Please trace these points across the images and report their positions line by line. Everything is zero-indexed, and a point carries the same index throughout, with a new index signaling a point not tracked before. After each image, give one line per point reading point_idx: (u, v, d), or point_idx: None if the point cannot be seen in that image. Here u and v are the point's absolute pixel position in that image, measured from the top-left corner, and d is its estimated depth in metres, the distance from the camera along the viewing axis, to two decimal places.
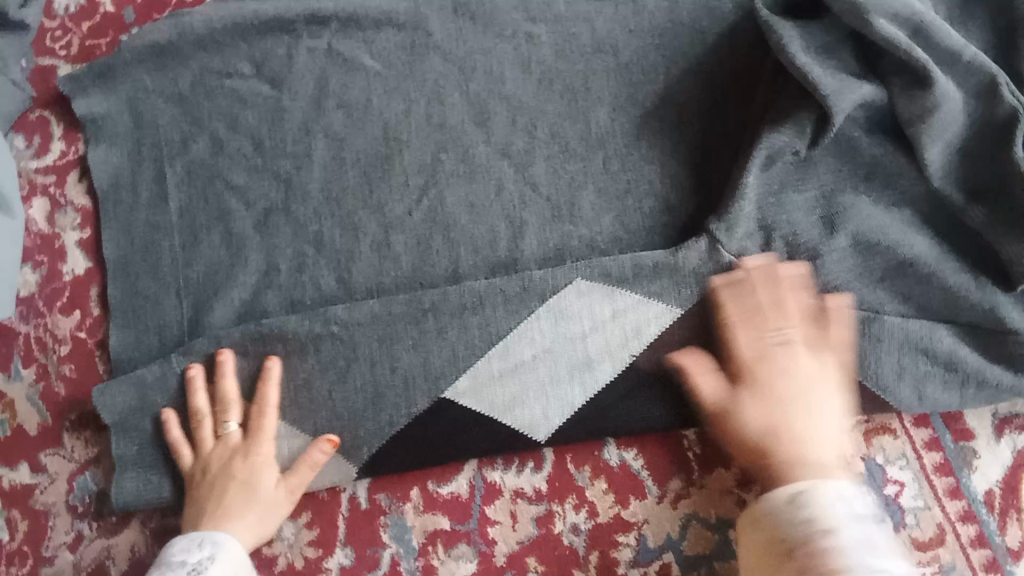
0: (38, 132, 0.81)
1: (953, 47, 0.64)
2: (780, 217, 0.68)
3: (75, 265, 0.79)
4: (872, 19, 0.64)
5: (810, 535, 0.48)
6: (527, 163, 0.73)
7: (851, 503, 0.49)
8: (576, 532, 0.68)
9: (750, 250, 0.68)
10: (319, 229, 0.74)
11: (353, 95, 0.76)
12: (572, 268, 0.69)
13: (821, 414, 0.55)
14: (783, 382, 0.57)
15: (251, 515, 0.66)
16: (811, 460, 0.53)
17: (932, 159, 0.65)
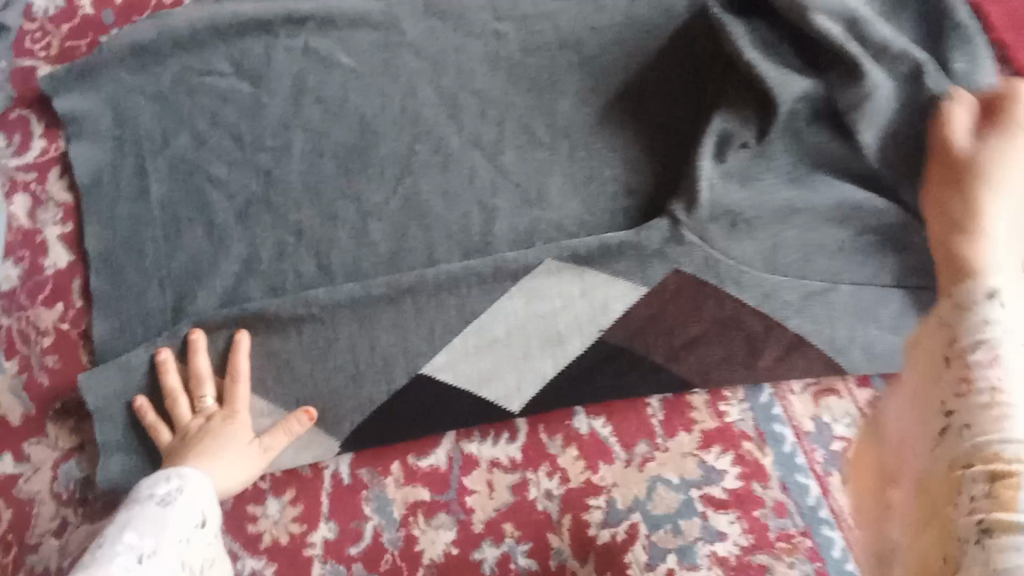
0: (19, 130, 0.83)
1: (881, 43, 0.71)
2: (729, 196, 0.73)
3: (57, 259, 0.81)
4: (809, 15, 0.71)
5: (982, 362, 0.38)
6: (497, 153, 0.77)
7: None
8: (550, 497, 0.72)
9: (709, 231, 0.73)
10: (298, 219, 0.78)
11: (330, 92, 0.80)
12: (542, 249, 0.74)
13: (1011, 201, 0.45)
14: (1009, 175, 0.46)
15: (224, 469, 0.68)
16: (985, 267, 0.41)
17: (866, 142, 0.71)
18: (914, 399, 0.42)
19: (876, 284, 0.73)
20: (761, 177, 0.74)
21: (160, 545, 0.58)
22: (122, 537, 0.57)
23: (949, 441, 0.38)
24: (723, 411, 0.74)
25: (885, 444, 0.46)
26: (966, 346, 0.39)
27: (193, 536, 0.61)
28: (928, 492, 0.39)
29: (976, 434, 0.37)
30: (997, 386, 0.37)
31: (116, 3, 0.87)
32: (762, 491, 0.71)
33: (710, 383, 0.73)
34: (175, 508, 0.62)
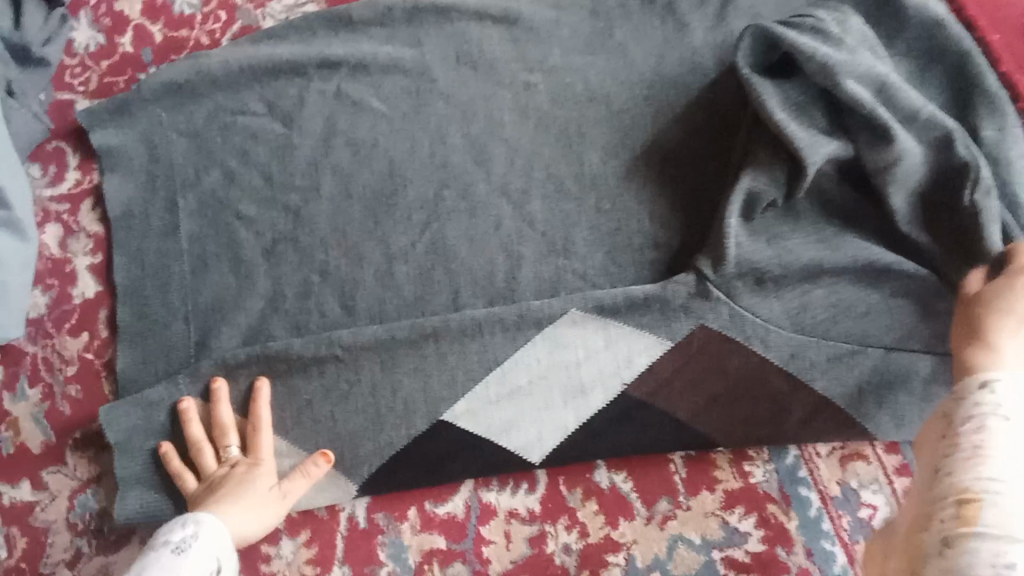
0: (54, 161, 0.85)
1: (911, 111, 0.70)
2: (758, 252, 0.72)
3: (85, 288, 0.82)
4: (839, 81, 0.70)
5: (972, 433, 0.52)
6: (525, 201, 0.78)
7: None
8: (568, 552, 0.71)
9: (735, 287, 0.72)
10: (324, 260, 0.78)
11: (360, 135, 0.81)
12: (567, 299, 0.74)
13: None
14: None
15: (244, 514, 0.68)
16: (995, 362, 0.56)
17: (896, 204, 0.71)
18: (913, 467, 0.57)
19: (907, 346, 0.71)
20: (789, 235, 0.74)
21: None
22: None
23: (924, 483, 0.53)
24: (748, 472, 0.73)
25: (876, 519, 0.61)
26: (964, 418, 0.53)
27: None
28: (903, 508, 0.55)
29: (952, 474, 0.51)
30: (976, 453, 0.50)
31: (155, 41, 0.88)
32: (786, 557, 0.69)
33: (733, 440, 0.72)
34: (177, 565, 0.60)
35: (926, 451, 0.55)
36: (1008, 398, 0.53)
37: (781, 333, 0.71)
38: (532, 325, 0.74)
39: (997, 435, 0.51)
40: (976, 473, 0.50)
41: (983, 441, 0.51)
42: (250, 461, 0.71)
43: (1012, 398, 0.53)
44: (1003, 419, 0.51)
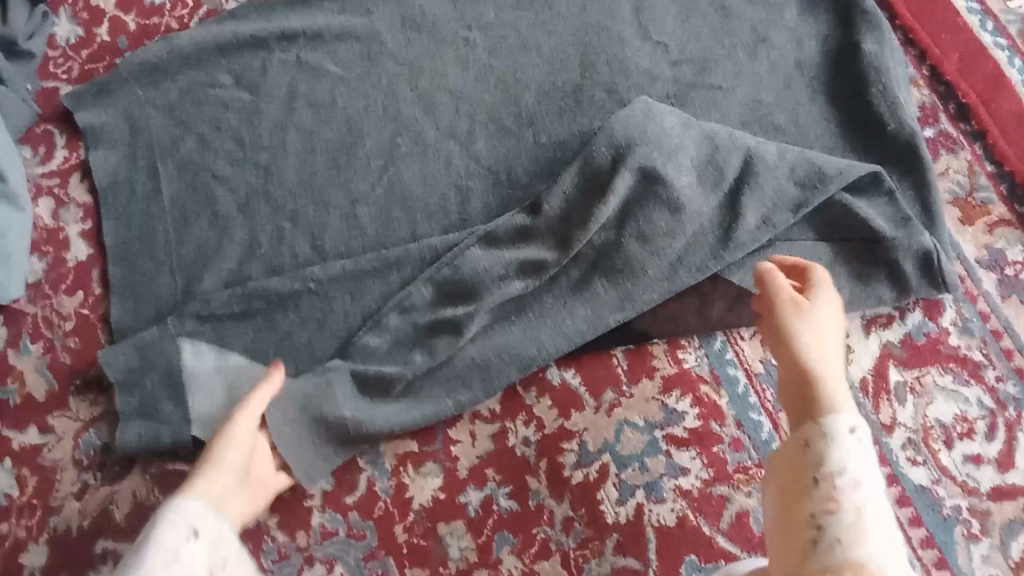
0: (43, 143, 0.93)
1: (505, 225, 0.81)
2: (709, 192, 0.80)
3: (78, 252, 0.90)
4: (530, 235, 0.81)
5: (838, 484, 0.56)
6: (470, 142, 0.87)
7: (881, 505, 0.56)
8: (527, 443, 0.80)
9: (653, 227, 0.79)
10: (294, 208, 0.87)
11: (319, 96, 0.90)
12: (516, 219, 0.81)
13: (832, 354, 0.65)
14: (807, 340, 0.64)
15: (211, 478, 0.65)
16: (837, 402, 0.61)
17: (760, 180, 0.79)
18: (787, 465, 0.60)
19: (806, 238, 0.80)
20: (733, 170, 0.80)
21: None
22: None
23: (812, 527, 0.55)
24: (682, 358, 0.82)
25: (791, 474, 0.60)
26: (832, 472, 0.57)
27: (182, 551, 0.58)
28: (795, 536, 0.56)
29: (825, 529, 0.54)
30: (859, 524, 0.54)
31: (129, 30, 0.99)
32: (719, 429, 0.79)
33: (666, 334, 0.82)
34: (145, 536, 0.59)
35: (814, 486, 0.57)
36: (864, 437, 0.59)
37: (681, 266, 0.79)
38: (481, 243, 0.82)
39: (870, 502, 0.56)
40: (866, 544, 0.53)
41: (862, 507, 0.55)
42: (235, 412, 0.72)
43: (862, 451, 0.58)
44: (860, 473, 0.57)
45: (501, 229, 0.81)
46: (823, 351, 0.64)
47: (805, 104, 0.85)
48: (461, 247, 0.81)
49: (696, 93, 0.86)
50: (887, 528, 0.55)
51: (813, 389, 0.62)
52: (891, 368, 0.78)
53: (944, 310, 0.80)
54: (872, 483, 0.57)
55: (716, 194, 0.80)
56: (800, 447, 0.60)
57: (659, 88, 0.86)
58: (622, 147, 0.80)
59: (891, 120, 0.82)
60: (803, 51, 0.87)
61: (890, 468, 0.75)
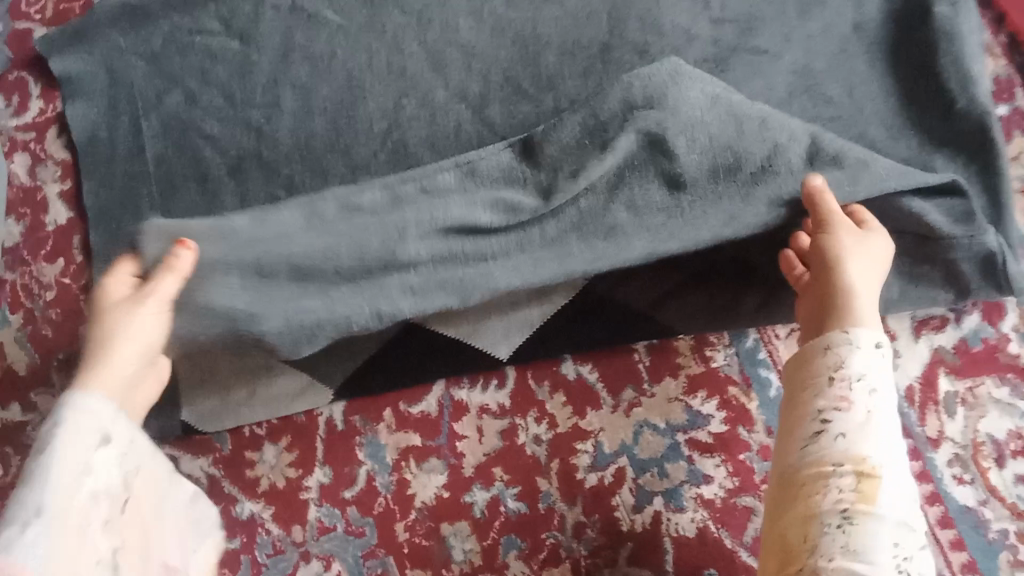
0: (17, 92, 0.86)
1: (480, 162, 0.72)
2: (722, 168, 0.69)
3: (57, 216, 0.83)
4: (508, 194, 0.71)
5: (851, 390, 0.60)
6: (483, 106, 0.78)
7: (891, 410, 0.61)
8: (538, 442, 0.75)
9: (647, 200, 0.70)
10: (290, 174, 0.79)
11: (318, 48, 0.82)
12: (494, 168, 0.72)
13: (866, 271, 0.65)
14: (845, 254, 0.65)
15: (116, 368, 0.62)
16: (861, 314, 0.63)
17: (781, 173, 0.68)
18: (800, 361, 0.64)
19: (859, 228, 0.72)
20: (752, 151, 0.68)
21: (47, 498, 0.55)
22: (10, 507, 0.54)
23: (818, 426, 0.60)
24: (709, 357, 0.76)
25: (805, 372, 0.63)
26: (847, 379, 0.61)
27: (93, 462, 0.58)
28: (802, 431, 0.61)
29: (833, 429, 0.59)
30: (863, 429, 0.59)
31: None
32: (748, 436, 0.73)
33: (693, 327, 0.75)
34: (50, 443, 0.57)
35: (828, 389, 0.61)
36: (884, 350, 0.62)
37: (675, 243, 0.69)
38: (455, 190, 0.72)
39: (881, 409, 0.60)
40: (867, 447, 0.58)
41: (871, 412, 0.59)
42: (139, 294, 0.65)
43: (876, 361, 0.62)
44: (878, 383, 0.61)
45: (480, 169, 0.72)
46: (862, 274, 0.65)
47: (862, 73, 0.76)
48: (436, 168, 0.73)
49: (739, 57, 0.77)
50: (892, 433, 0.60)
51: (836, 300, 0.64)
52: (941, 376, 0.73)
53: (1006, 314, 0.74)
54: (885, 389, 0.61)
55: (727, 181, 0.69)
56: (820, 350, 0.63)
57: (696, 50, 0.77)
58: (638, 100, 0.70)
59: (962, 98, 0.74)
60: (862, 12, 0.78)
61: (932, 485, 0.70)
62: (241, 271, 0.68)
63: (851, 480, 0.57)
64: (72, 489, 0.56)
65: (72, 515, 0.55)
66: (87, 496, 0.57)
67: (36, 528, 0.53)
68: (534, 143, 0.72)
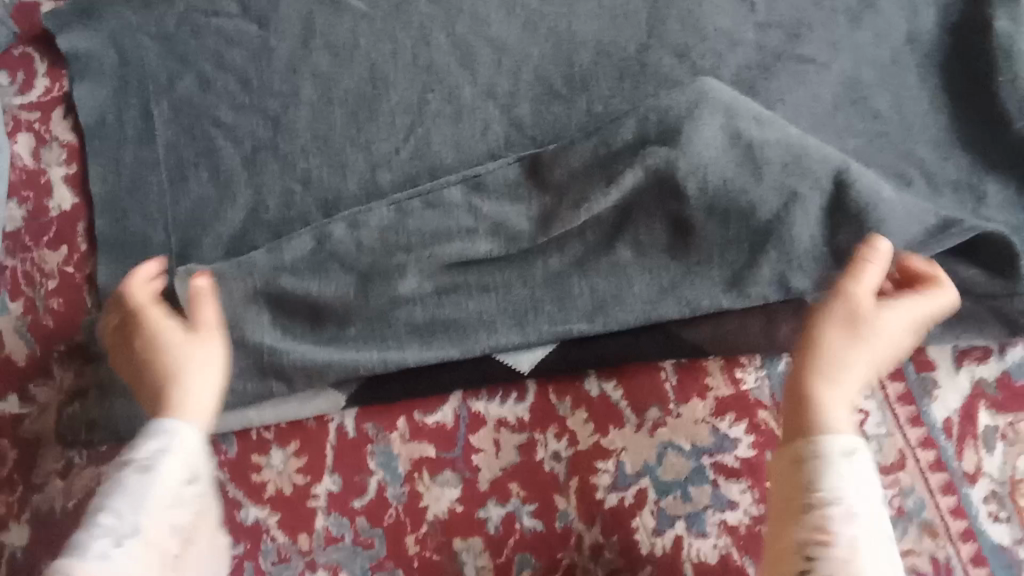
0: (22, 68, 0.82)
1: (486, 175, 0.72)
2: (737, 199, 0.68)
3: (61, 200, 0.80)
4: (510, 222, 0.71)
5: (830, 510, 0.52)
6: (512, 105, 0.75)
7: (873, 529, 0.52)
8: (558, 459, 0.72)
9: (657, 240, 0.71)
10: (307, 167, 0.76)
11: (339, 36, 0.78)
12: (502, 189, 0.72)
13: (859, 369, 0.58)
14: (840, 346, 0.59)
15: (203, 393, 0.61)
16: (835, 417, 0.56)
17: (796, 229, 0.68)
18: (779, 482, 0.56)
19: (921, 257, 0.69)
20: (765, 195, 0.68)
21: (141, 518, 0.54)
22: (101, 518, 0.53)
23: (799, 546, 0.52)
24: (739, 378, 0.74)
25: (782, 493, 0.55)
26: (823, 498, 0.52)
27: (183, 497, 0.57)
28: (778, 553, 0.53)
29: (810, 547, 0.51)
30: (849, 548, 0.50)
31: None
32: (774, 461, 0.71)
33: (722, 349, 0.73)
34: (156, 463, 0.56)
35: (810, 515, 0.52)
36: (862, 460, 0.54)
37: (686, 290, 0.70)
38: (461, 207, 0.71)
39: (863, 536, 0.51)
40: (853, 562, 0.50)
41: (852, 534, 0.51)
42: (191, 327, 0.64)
43: (857, 473, 0.54)
44: (855, 500, 0.52)
45: (487, 187, 0.72)
46: (840, 362, 0.58)
47: (911, 87, 0.74)
48: (440, 183, 0.72)
49: (786, 65, 0.74)
50: (880, 553, 0.51)
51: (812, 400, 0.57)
52: (980, 409, 0.71)
53: None
54: (869, 509, 0.53)
55: (738, 225, 0.69)
56: (799, 468, 0.54)
57: (740, 56, 0.74)
58: (652, 133, 0.69)
59: (1014, 119, 0.71)
60: (914, 22, 0.76)
61: (967, 521, 0.68)
62: (260, 284, 0.69)
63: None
64: (163, 516, 0.55)
65: (158, 540, 0.54)
66: (170, 528, 0.55)
67: (127, 543, 0.52)
68: (543, 161, 0.72)
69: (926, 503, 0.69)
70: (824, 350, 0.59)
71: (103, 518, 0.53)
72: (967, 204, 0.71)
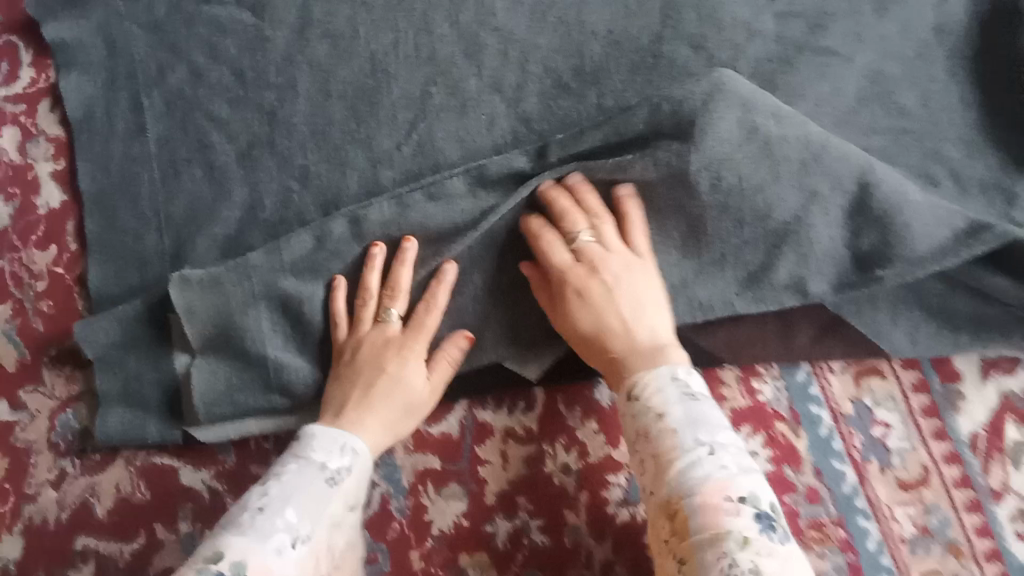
0: (6, 58, 0.79)
1: (490, 165, 0.68)
2: (752, 199, 0.63)
3: (49, 198, 0.76)
4: (516, 216, 0.67)
5: (657, 426, 0.55)
6: (520, 99, 0.71)
7: (699, 423, 0.54)
8: (567, 472, 0.69)
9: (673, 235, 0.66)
10: (304, 164, 0.72)
11: (338, 25, 0.74)
12: (509, 180, 0.68)
13: (624, 305, 0.61)
14: (601, 295, 0.62)
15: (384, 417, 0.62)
16: (638, 360, 0.59)
17: (817, 229, 0.63)
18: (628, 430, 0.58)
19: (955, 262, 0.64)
20: (784, 193, 0.63)
21: (313, 529, 0.54)
22: (283, 510, 0.53)
23: (653, 461, 0.54)
24: (756, 389, 0.70)
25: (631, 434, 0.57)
26: (653, 416, 0.55)
27: (343, 518, 0.57)
28: (648, 480, 0.55)
29: (660, 462, 0.54)
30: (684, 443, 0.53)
31: None
32: (794, 476, 0.67)
33: (741, 359, 0.69)
34: (335, 478, 0.57)
35: (654, 433, 0.55)
36: (683, 373, 0.57)
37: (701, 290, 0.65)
38: (465, 199, 0.68)
39: (689, 428, 0.54)
40: (686, 457, 0.52)
41: (678, 431, 0.54)
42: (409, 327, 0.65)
43: (676, 386, 0.56)
44: (682, 405, 0.55)
45: (492, 179, 0.68)
46: (656, 302, 0.62)
47: (942, 81, 0.70)
48: (444, 174, 0.68)
49: (808, 58, 0.69)
50: (714, 439, 0.53)
51: (610, 354, 0.61)
52: (1008, 423, 0.68)
53: None
54: (697, 409, 0.55)
55: (753, 225, 0.64)
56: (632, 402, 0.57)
57: (759, 47, 0.69)
58: (666, 122, 0.65)
59: None
60: (944, 13, 0.72)
61: (994, 542, 0.65)
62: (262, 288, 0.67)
63: (732, 538, 0.47)
64: (329, 532, 0.55)
65: (321, 555, 0.54)
66: (331, 548, 0.55)
67: (299, 549, 0.52)
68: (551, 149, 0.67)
69: (951, 522, 0.66)
70: (588, 306, 0.62)
71: (286, 518, 0.53)
72: (998, 206, 0.67)
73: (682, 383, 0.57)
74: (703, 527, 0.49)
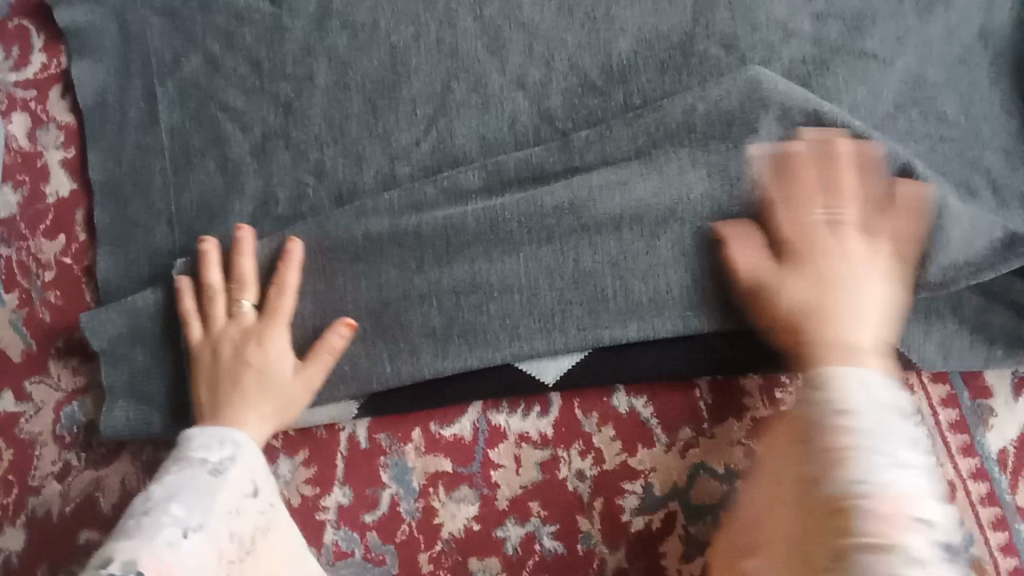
0: (17, 42, 0.78)
1: (509, 163, 0.67)
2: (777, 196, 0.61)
3: (59, 186, 0.75)
4: (540, 206, 0.65)
5: (835, 423, 0.47)
6: (543, 96, 0.69)
7: (887, 429, 0.47)
8: (581, 479, 0.68)
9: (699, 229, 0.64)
10: (320, 158, 0.70)
11: (358, 17, 0.73)
12: (530, 174, 0.67)
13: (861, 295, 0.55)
14: (841, 276, 0.56)
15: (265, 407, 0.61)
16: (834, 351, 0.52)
17: None
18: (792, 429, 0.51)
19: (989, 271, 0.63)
20: None
21: (207, 518, 0.53)
22: (168, 508, 0.52)
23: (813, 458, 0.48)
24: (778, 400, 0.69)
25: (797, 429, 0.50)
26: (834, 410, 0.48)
27: (241, 507, 0.56)
28: (799, 480, 0.49)
29: (829, 459, 0.47)
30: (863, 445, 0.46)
31: None
32: None
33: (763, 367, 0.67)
34: (224, 470, 0.56)
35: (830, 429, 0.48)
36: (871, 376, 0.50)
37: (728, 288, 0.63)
38: (484, 190, 0.67)
39: (878, 432, 0.46)
40: (865, 459, 0.45)
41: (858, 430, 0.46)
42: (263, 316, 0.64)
43: (864, 387, 0.49)
44: (869, 405, 0.48)
45: (512, 176, 0.67)
46: (867, 294, 0.55)
47: (976, 89, 0.69)
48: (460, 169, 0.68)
49: (843, 59, 0.67)
50: (903, 448, 0.46)
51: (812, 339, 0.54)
52: None
53: None
54: (891, 417, 0.47)
55: None
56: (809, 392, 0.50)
57: (793, 48, 0.68)
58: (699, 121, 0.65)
59: None
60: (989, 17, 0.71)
61: (1018, 560, 0.65)
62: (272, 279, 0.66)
63: (906, 556, 0.41)
64: (226, 519, 0.54)
65: (219, 540, 0.53)
66: (229, 533, 0.54)
67: (193, 537, 0.51)
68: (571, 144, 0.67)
69: (975, 539, 0.65)
70: (812, 280, 0.57)
71: (170, 513, 0.52)
72: None
73: (874, 387, 0.49)
74: (870, 532, 0.42)
